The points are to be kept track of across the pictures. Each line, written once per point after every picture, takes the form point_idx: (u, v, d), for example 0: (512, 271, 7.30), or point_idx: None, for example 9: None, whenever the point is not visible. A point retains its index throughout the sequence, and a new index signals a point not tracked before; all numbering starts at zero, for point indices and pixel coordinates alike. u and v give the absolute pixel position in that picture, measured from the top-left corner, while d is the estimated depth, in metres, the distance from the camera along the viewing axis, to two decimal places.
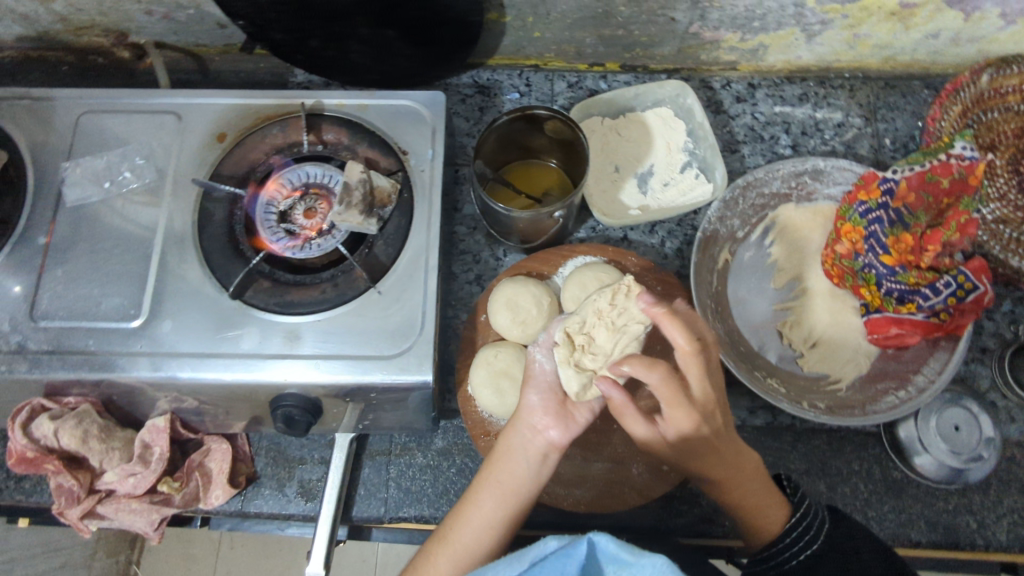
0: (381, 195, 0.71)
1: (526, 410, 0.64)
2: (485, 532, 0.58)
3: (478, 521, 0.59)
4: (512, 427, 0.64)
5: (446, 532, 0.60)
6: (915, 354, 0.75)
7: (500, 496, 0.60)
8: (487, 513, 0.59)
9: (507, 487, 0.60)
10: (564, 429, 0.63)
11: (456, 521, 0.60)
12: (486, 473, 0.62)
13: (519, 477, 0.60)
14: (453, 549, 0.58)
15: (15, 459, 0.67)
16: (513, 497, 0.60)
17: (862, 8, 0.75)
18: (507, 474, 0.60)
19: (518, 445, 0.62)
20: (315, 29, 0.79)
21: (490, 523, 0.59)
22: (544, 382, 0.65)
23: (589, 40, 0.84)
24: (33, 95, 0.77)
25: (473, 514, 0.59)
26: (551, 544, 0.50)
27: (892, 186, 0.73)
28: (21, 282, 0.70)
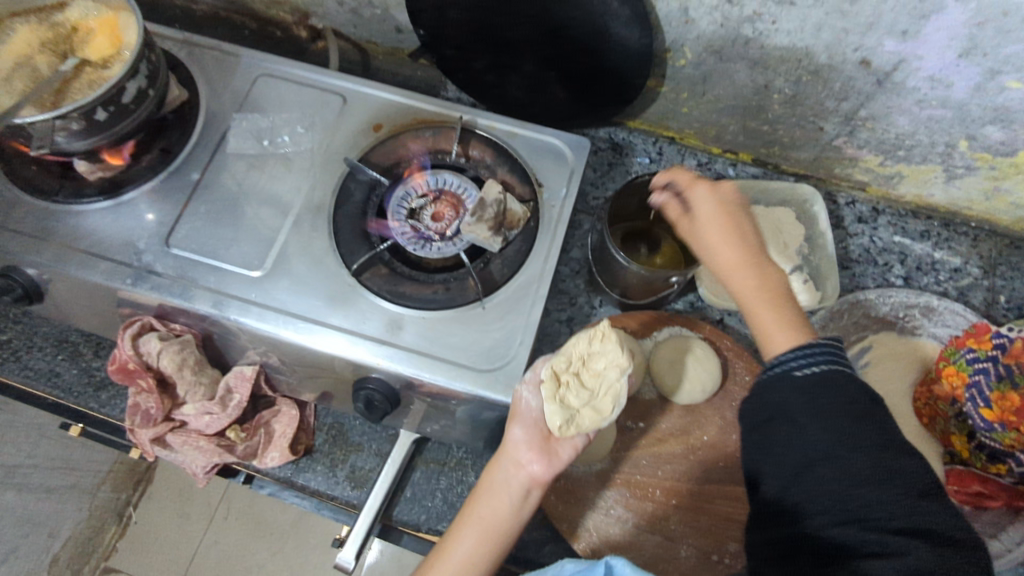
0: (511, 218, 0.74)
1: (511, 446, 0.65)
2: (460, 569, 0.62)
3: (460, 558, 0.62)
4: (496, 461, 0.66)
5: (428, 568, 0.63)
6: (993, 518, 0.72)
7: (479, 531, 0.63)
8: (468, 550, 0.63)
9: (489, 524, 0.64)
10: (546, 464, 0.65)
11: (440, 557, 0.63)
12: (470, 508, 0.65)
13: (499, 514, 0.64)
14: None
15: (117, 365, 0.70)
16: (492, 537, 0.63)
17: (1011, 164, 0.76)
18: (486, 510, 0.64)
19: (501, 480, 0.65)
20: (485, 54, 0.85)
21: (470, 562, 0.62)
22: (530, 418, 0.65)
23: (732, 127, 0.88)
24: (225, 50, 0.85)
25: (455, 551, 0.63)
26: (569, 566, 0.58)
27: (1005, 342, 0.72)
28: (166, 209, 0.75)
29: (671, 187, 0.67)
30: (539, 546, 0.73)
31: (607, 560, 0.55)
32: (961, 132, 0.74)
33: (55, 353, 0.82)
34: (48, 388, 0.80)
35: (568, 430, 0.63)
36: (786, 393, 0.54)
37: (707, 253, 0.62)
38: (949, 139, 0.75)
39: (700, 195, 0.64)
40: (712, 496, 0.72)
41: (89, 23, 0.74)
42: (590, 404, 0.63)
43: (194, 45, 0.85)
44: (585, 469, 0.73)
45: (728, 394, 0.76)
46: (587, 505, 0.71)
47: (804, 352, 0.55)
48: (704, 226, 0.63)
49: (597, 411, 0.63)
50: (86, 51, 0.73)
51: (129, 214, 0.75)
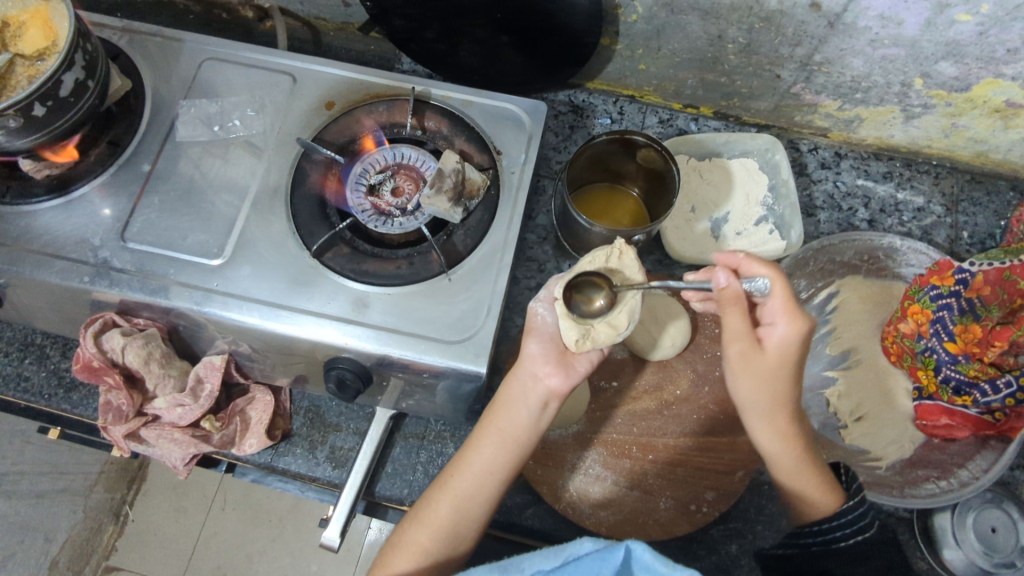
0: (471, 187, 0.73)
1: (528, 358, 0.66)
2: (479, 477, 0.64)
3: (479, 468, 0.64)
4: (515, 372, 0.67)
5: (446, 478, 0.65)
6: (961, 449, 0.73)
7: (498, 440, 0.65)
8: (487, 460, 0.64)
9: (507, 435, 0.65)
10: (565, 378, 0.65)
11: (458, 468, 0.65)
12: (488, 419, 0.66)
13: (518, 425, 0.65)
14: (452, 495, 0.64)
15: (81, 364, 0.70)
16: (510, 446, 0.65)
17: (967, 99, 0.76)
18: (504, 420, 0.65)
19: (519, 392, 0.66)
20: (435, 22, 0.83)
21: (489, 471, 0.64)
22: (546, 332, 0.66)
23: (690, 81, 0.87)
24: (167, 35, 0.82)
25: (474, 460, 0.64)
26: (587, 545, 0.51)
27: (967, 277, 0.73)
28: (118, 203, 0.74)
29: (755, 289, 0.61)
30: (521, 511, 0.73)
31: (626, 542, 0.50)
32: (916, 70, 0.73)
33: (22, 356, 0.81)
34: (18, 393, 0.80)
35: (583, 346, 0.62)
36: (829, 561, 0.63)
37: (740, 376, 0.64)
38: (904, 78, 0.75)
39: (780, 333, 0.61)
40: (687, 449, 0.73)
41: (18, 15, 0.72)
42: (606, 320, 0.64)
43: (134, 32, 0.83)
44: (561, 432, 0.74)
45: (699, 348, 0.78)
46: (566, 467, 0.72)
47: (846, 523, 0.65)
48: (770, 362, 0.62)
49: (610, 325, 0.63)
50: (19, 45, 0.71)
51: (82, 210, 0.73)
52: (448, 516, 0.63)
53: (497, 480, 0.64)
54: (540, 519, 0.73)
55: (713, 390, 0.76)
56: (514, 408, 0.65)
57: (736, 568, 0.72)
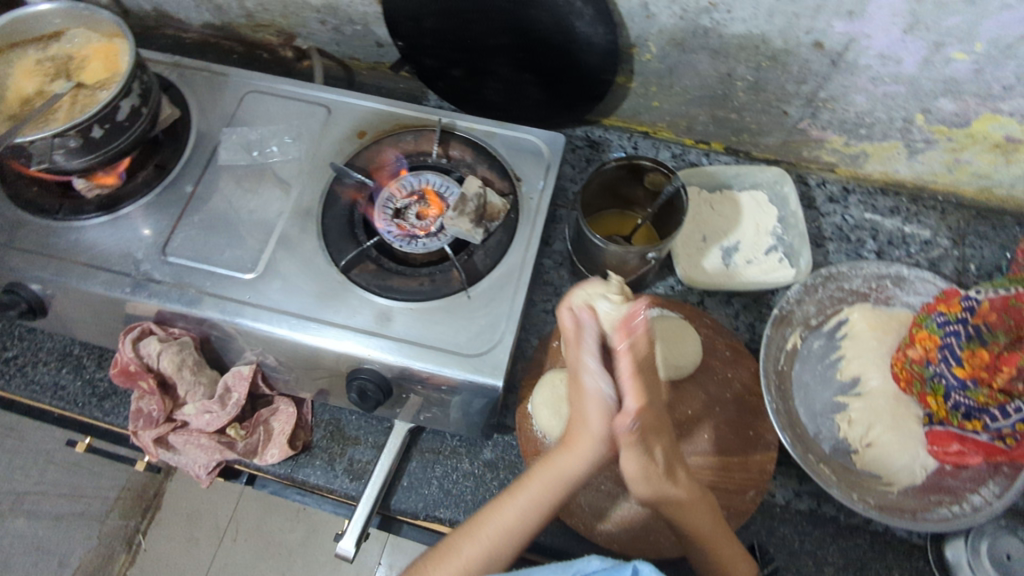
0: (491, 210, 0.78)
1: (593, 398, 0.63)
2: (514, 523, 0.62)
3: (514, 513, 0.62)
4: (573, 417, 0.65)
5: (482, 520, 0.63)
6: (973, 474, 0.74)
7: (550, 489, 0.63)
8: (529, 505, 0.63)
9: (557, 481, 0.63)
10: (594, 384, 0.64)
11: (494, 510, 0.63)
12: (545, 466, 0.64)
13: (567, 472, 0.63)
14: (482, 540, 0.61)
15: (118, 368, 0.73)
16: (552, 490, 0.63)
17: (968, 134, 0.79)
18: (558, 470, 0.64)
19: (590, 440, 0.63)
20: (461, 61, 0.89)
21: (527, 519, 0.62)
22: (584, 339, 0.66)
23: (701, 118, 0.91)
24: (214, 69, 0.89)
25: (513, 505, 0.63)
26: (594, 563, 0.56)
27: (974, 304, 0.74)
28: (160, 221, 0.79)
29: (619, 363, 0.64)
30: (535, 527, 0.74)
31: (636, 563, 0.54)
32: (917, 107, 0.77)
33: (59, 366, 0.85)
34: (53, 400, 0.83)
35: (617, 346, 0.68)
36: None
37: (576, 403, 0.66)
38: (906, 115, 0.79)
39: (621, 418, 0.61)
40: (701, 467, 0.74)
41: (84, 50, 0.79)
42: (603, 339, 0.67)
43: (184, 66, 0.90)
44: None
45: (710, 369, 0.79)
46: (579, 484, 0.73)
47: None
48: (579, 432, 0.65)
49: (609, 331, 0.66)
50: (81, 76, 0.77)
51: (126, 227, 0.78)
52: (477, 559, 0.60)
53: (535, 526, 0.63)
54: (553, 536, 0.74)
55: (724, 411, 0.77)
56: (581, 456, 0.64)
57: None
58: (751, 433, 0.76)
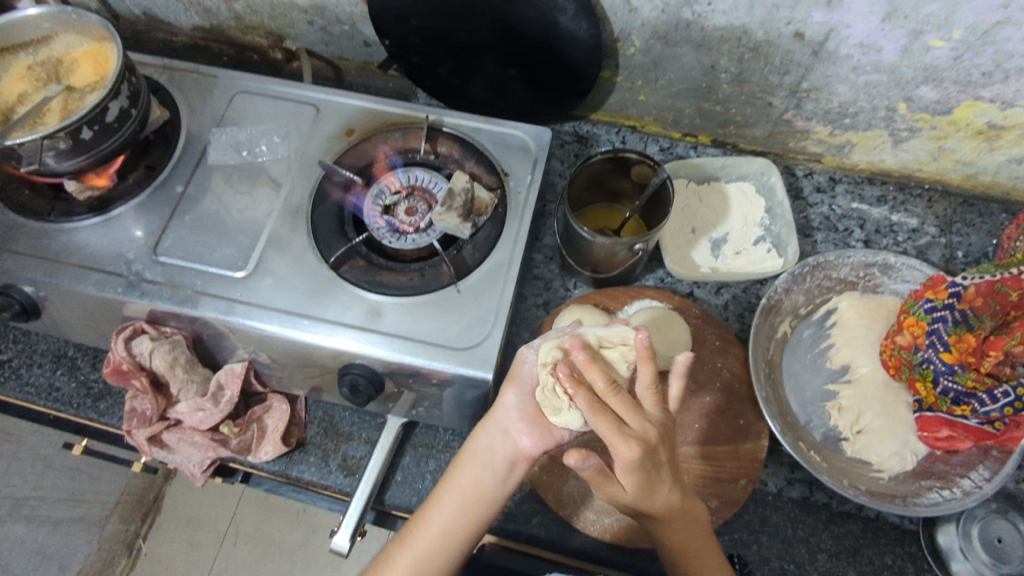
0: (479, 205, 0.78)
1: (502, 410, 0.70)
2: (438, 538, 0.67)
3: (437, 528, 0.67)
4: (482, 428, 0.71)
5: (407, 535, 0.68)
6: (964, 458, 0.74)
7: (466, 494, 0.68)
8: (449, 521, 0.68)
9: (471, 494, 0.68)
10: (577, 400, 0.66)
11: (419, 525, 0.68)
12: (450, 477, 0.70)
13: (484, 485, 0.68)
14: (409, 553, 0.67)
15: (111, 367, 0.74)
16: (472, 511, 0.68)
17: (950, 122, 0.80)
18: (473, 479, 0.69)
19: (485, 446, 0.70)
20: (448, 59, 0.90)
21: (452, 529, 0.67)
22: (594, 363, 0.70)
23: (688, 111, 0.92)
24: (203, 71, 0.90)
25: (436, 519, 0.68)
26: None
27: (960, 290, 0.73)
28: (151, 221, 0.79)
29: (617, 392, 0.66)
30: (528, 519, 0.75)
31: None
32: (899, 95, 0.78)
33: (54, 368, 0.86)
34: (48, 402, 0.83)
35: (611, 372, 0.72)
36: None
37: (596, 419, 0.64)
38: (889, 103, 0.80)
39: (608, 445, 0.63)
40: (691, 456, 0.74)
41: (74, 54, 0.80)
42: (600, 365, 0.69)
43: (174, 69, 0.91)
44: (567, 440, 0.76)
45: (699, 359, 0.80)
46: (571, 473, 0.74)
47: None
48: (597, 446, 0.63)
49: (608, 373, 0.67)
50: (71, 79, 0.78)
51: (118, 228, 0.79)
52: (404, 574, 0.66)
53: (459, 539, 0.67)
54: (546, 527, 0.74)
55: (714, 400, 0.78)
56: (492, 460, 0.69)
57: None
58: (740, 421, 0.77)
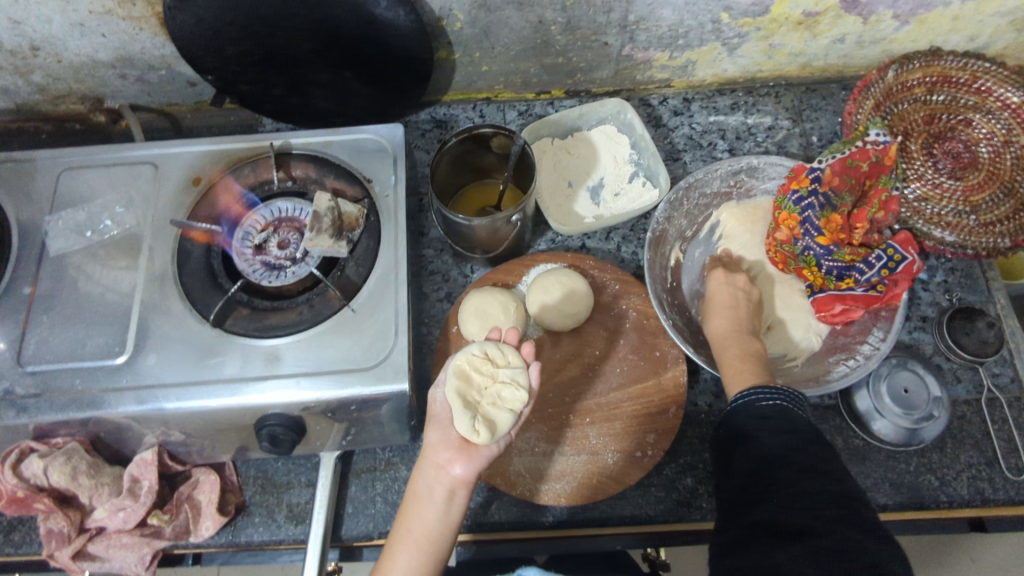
0: (349, 220, 0.76)
1: (430, 447, 0.65)
2: None
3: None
4: (418, 470, 0.65)
5: None
6: (861, 326, 0.79)
7: (417, 540, 0.62)
8: (405, 566, 0.60)
9: (421, 535, 0.62)
10: (468, 463, 0.64)
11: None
12: (399, 526, 0.63)
13: (429, 523, 0.62)
14: None
15: (6, 499, 0.69)
16: (426, 552, 0.61)
17: (771, 20, 0.84)
18: (418, 512, 0.63)
19: (425, 488, 0.64)
20: (277, 78, 0.86)
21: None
22: (445, 418, 0.67)
23: (533, 70, 0.92)
24: (17, 158, 0.83)
25: (392, 570, 0.60)
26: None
27: (819, 174, 0.76)
28: (6, 333, 0.73)
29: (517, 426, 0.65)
30: (485, 509, 0.75)
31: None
32: (718, 7, 0.80)
33: None
34: None
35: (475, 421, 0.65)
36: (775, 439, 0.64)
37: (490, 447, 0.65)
38: (712, 16, 0.82)
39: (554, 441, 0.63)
40: (620, 402, 0.76)
41: None
42: (492, 395, 0.66)
43: None
44: None
45: (606, 306, 0.81)
46: (513, 453, 0.74)
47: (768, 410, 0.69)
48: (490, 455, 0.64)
49: (511, 410, 0.66)
50: None
51: None
52: None
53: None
54: (505, 510, 0.75)
55: (629, 341, 0.79)
56: (431, 488, 0.64)
57: (696, 498, 0.75)
58: (657, 353, 0.79)
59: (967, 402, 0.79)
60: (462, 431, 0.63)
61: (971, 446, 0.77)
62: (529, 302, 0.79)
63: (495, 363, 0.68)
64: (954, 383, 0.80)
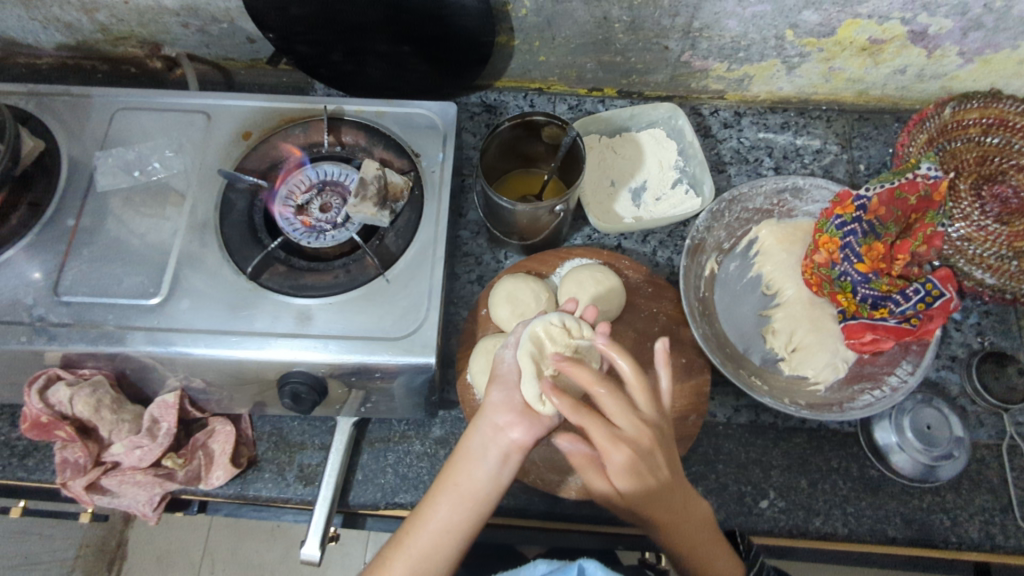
0: (394, 190, 0.76)
1: (490, 407, 0.66)
2: (439, 533, 0.61)
3: (435, 526, 0.61)
4: (473, 426, 0.66)
5: (403, 537, 0.62)
6: (889, 357, 0.79)
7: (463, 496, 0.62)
8: (445, 518, 0.62)
9: (466, 491, 0.62)
10: (527, 429, 0.65)
11: (415, 525, 0.62)
12: (445, 476, 0.64)
13: (476, 482, 0.62)
14: (409, 554, 0.60)
15: (29, 423, 0.70)
16: (466, 508, 0.62)
17: (836, 42, 0.83)
18: (470, 465, 0.63)
19: (479, 445, 0.64)
20: (337, 44, 0.86)
21: (447, 526, 0.61)
22: (510, 380, 0.68)
23: (589, 65, 0.92)
24: (74, 92, 0.84)
25: (430, 518, 0.62)
26: (541, 566, 0.62)
27: (864, 202, 0.76)
28: (45, 261, 0.74)
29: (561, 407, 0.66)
30: None
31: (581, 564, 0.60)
32: (785, 23, 0.80)
33: None
34: None
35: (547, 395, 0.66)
36: None
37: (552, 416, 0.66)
38: (777, 32, 0.82)
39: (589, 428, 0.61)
40: None
41: None
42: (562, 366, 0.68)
43: (41, 94, 0.84)
44: None
45: (636, 308, 0.81)
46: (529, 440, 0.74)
47: None
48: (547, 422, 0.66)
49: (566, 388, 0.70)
50: None
51: (10, 274, 0.73)
52: None
53: (455, 537, 0.61)
54: (513, 496, 0.75)
55: (656, 345, 0.80)
56: (490, 447, 0.64)
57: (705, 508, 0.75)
58: (682, 360, 0.79)
59: (988, 446, 0.79)
60: (529, 395, 0.65)
61: (988, 492, 0.77)
62: (560, 294, 0.79)
63: (569, 336, 0.70)
64: (977, 426, 0.80)
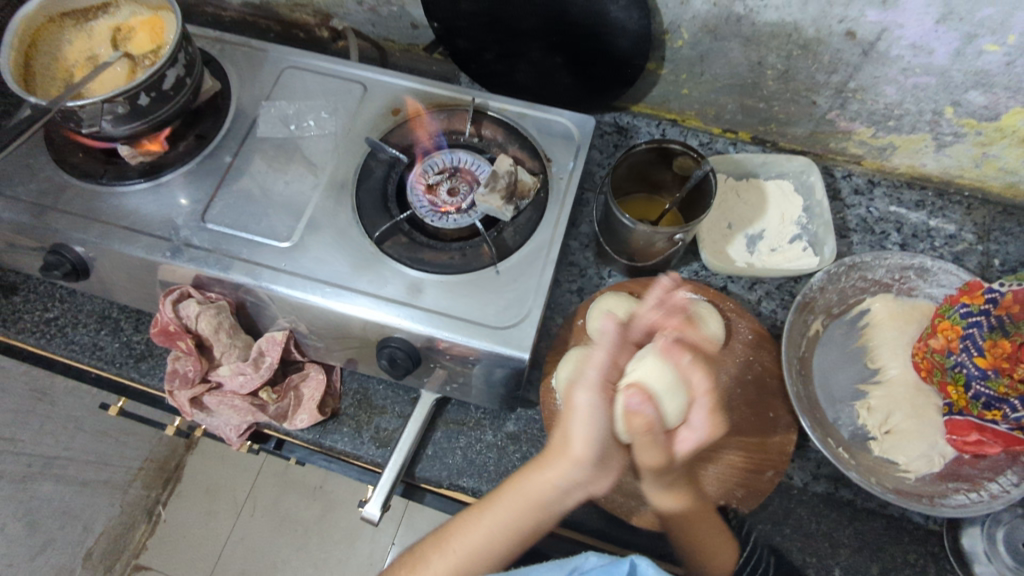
0: (522, 188, 0.79)
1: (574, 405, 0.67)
2: (486, 542, 0.65)
3: (478, 533, 0.65)
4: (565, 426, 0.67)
5: (446, 537, 0.67)
6: (992, 463, 0.73)
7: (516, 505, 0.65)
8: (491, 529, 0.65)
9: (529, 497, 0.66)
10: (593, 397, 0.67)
11: (459, 530, 0.66)
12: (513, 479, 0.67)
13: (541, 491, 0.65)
14: (449, 555, 0.65)
15: (158, 329, 0.76)
16: (521, 510, 0.65)
17: (997, 128, 0.80)
18: (526, 490, 0.66)
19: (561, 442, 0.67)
20: (494, 43, 0.90)
21: (491, 542, 0.65)
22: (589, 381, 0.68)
23: (730, 106, 0.93)
24: (254, 45, 0.92)
25: (478, 526, 0.66)
26: (591, 560, 0.63)
27: (998, 296, 0.71)
28: (199, 190, 0.81)
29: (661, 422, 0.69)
30: None
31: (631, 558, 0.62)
32: (947, 99, 0.78)
33: (98, 328, 0.88)
34: (92, 360, 0.85)
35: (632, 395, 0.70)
36: None
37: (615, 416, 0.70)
38: (936, 107, 0.80)
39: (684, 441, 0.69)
40: (720, 447, 0.75)
41: (130, 22, 0.82)
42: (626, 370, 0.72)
43: (226, 42, 0.93)
44: None
45: (731, 351, 0.81)
46: None
47: None
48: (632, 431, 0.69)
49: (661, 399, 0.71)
50: (129, 47, 0.81)
51: (166, 194, 0.81)
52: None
53: (510, 544, 0.65)
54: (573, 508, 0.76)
55: (745, 393, 0.78)
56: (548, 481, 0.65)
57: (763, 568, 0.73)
58: (770, 415, 0.77)
59: None
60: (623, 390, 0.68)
61: None
62: None
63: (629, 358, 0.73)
64: None
